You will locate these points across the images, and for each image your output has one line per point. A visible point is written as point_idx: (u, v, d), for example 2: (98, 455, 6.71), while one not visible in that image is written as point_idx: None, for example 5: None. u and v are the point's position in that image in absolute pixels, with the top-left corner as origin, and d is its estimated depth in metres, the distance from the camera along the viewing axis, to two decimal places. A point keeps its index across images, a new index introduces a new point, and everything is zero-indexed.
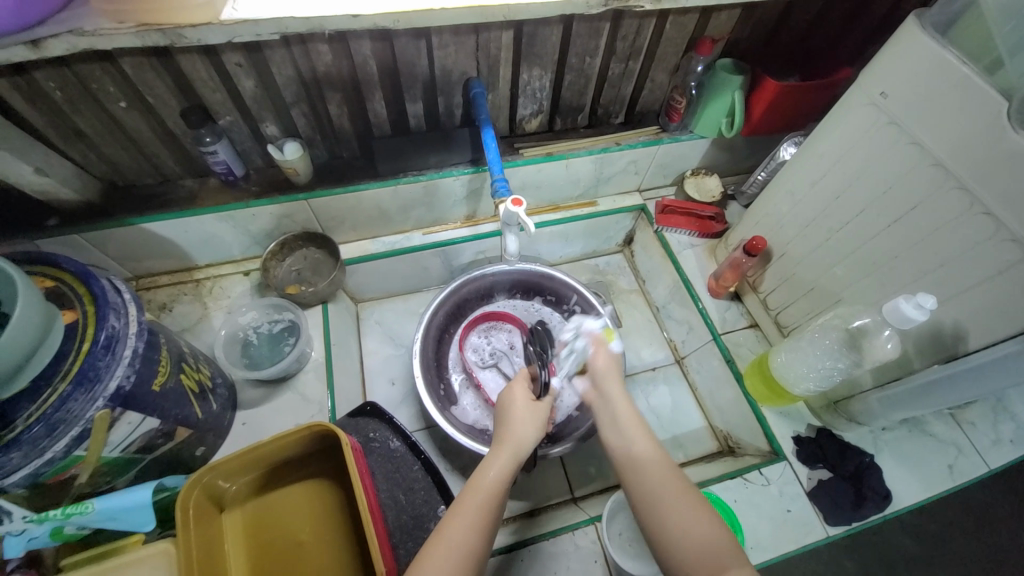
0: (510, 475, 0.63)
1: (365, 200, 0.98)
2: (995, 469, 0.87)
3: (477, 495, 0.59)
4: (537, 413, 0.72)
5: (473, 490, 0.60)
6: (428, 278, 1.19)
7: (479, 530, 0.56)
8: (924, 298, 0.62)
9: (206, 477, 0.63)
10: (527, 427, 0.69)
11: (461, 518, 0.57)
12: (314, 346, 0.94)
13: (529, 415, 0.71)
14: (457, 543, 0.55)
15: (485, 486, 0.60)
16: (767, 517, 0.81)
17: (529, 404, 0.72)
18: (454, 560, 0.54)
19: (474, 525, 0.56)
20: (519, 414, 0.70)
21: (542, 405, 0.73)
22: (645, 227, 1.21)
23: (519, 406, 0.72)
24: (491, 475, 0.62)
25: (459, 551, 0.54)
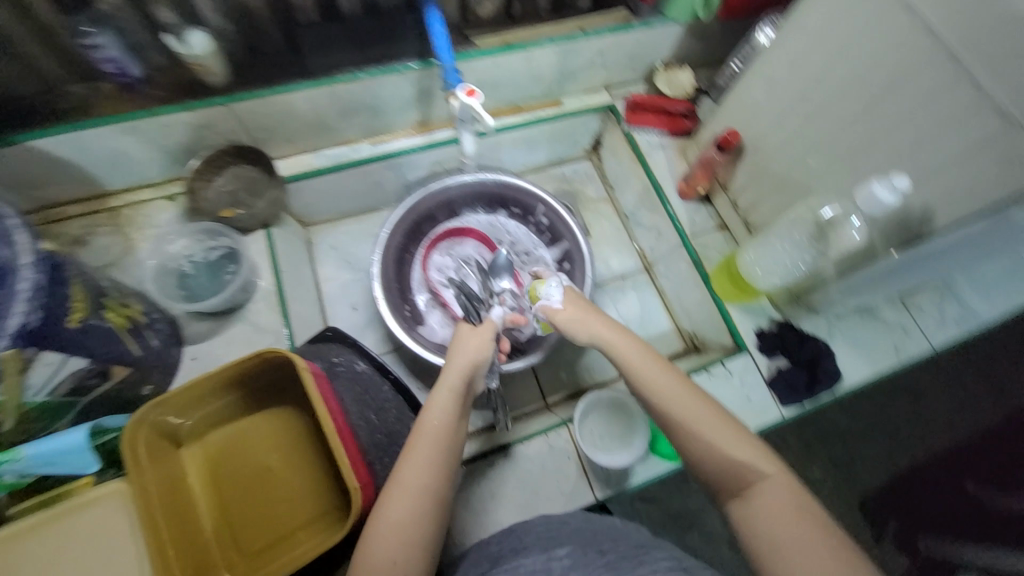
0: (459, 404, 0.64)
1: (298, 105, 0.85)
2: (935, 348, 0.92)
3: (428, 434, 0.60)
4: (483, 335, 0.70)
5: (423, 432, 0.60)
6: (383, 196, 1.09)
7: (431, 467, 0.58)
8: (898, 179, 0.60)
9: (152, 415, 0.58)
10: (470, 356, 0.67)
11: (412, 460, 0.58)
12: (261, 274, 0.86)
13: (472, 342, 0.69)
14: (413, 485, 0.56)
15: (432, 425, 0.61)
16: (729, 405, 0.86)
17: (469, 331, 0.71)
18: (412, 499, 0.56)
19: (425, 464, 0.58)
20: (462, 345, 0.69)
21: (485, 327, 0.71)
22: (614, 129, 1.12)
23: (460, 336, 0.70)
24: (438, 412, 0.62)
25: (417, 490, 0.56)
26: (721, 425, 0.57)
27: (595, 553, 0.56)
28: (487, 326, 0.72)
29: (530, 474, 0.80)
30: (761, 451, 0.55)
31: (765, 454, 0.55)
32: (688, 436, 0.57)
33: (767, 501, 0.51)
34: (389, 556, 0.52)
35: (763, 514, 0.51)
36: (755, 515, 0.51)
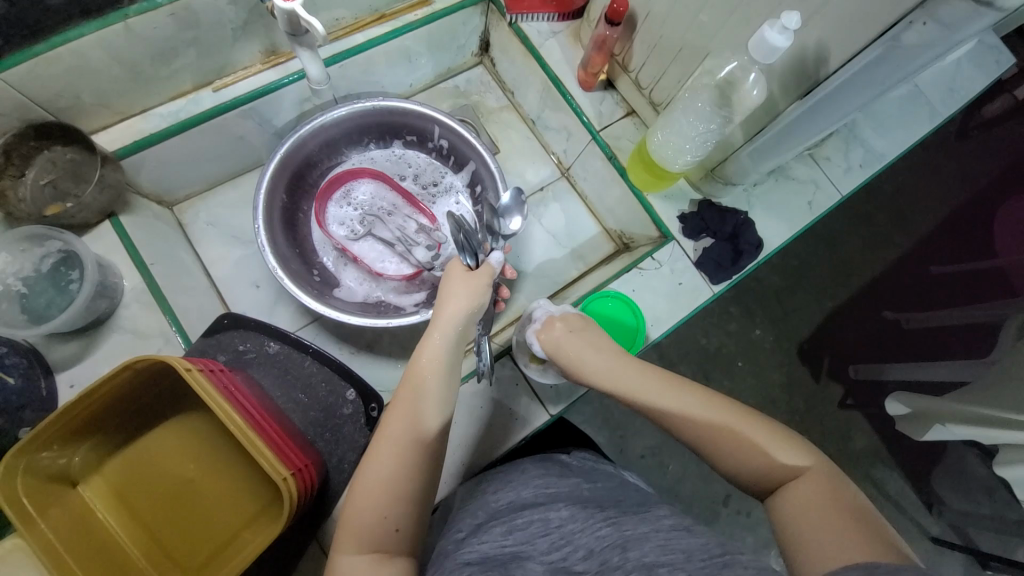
0: (451, 350, 0.59)
1: (91, 54, 0.67)
2: (845, 194, 0.95)
3: (416, 381, 0.56)
4: (481, 279, 0.64)
5: (411, 381, 0.56)
6: (252, 152, 0.93)
7: (420, 423, 0.53)
8: (788, 18, 0.54)
9: (26, 461, 0.50)
10: (464, 301, 0.62)
11: (400, 411, 0.54)
12: (123, 272, 0.73)
13: (467, 286, 0.63)
14: (397, 435, 0.52)
15: (420, 372, 0.57)
16: (662, 295, 0.86)
17: (463, 277, 0.64)
18: (399, 451, 0.51)
19: (414, 420, 0.53)
20: (453, 289, 0.63)
21: (482, 273, 0.65)
22: (498, 22, 0.99)
23: (452, 280, 0.64)
24: (427, 359, 0.58)
25: (403, 442, 0.52)
26: (685, 389, 0.54)
27: (595, 509, 0.59)
28: (484, 271, 0.65)
29: (483, 412, 0.78)
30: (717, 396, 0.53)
31: (722, 397, 0.53)
32: (658, 415, 0.54)
33: (745, 446, 0.50)
34: (379, 510, 0.49)
35: (751, 460, 0.49)
36: (745, 462, 0.49)
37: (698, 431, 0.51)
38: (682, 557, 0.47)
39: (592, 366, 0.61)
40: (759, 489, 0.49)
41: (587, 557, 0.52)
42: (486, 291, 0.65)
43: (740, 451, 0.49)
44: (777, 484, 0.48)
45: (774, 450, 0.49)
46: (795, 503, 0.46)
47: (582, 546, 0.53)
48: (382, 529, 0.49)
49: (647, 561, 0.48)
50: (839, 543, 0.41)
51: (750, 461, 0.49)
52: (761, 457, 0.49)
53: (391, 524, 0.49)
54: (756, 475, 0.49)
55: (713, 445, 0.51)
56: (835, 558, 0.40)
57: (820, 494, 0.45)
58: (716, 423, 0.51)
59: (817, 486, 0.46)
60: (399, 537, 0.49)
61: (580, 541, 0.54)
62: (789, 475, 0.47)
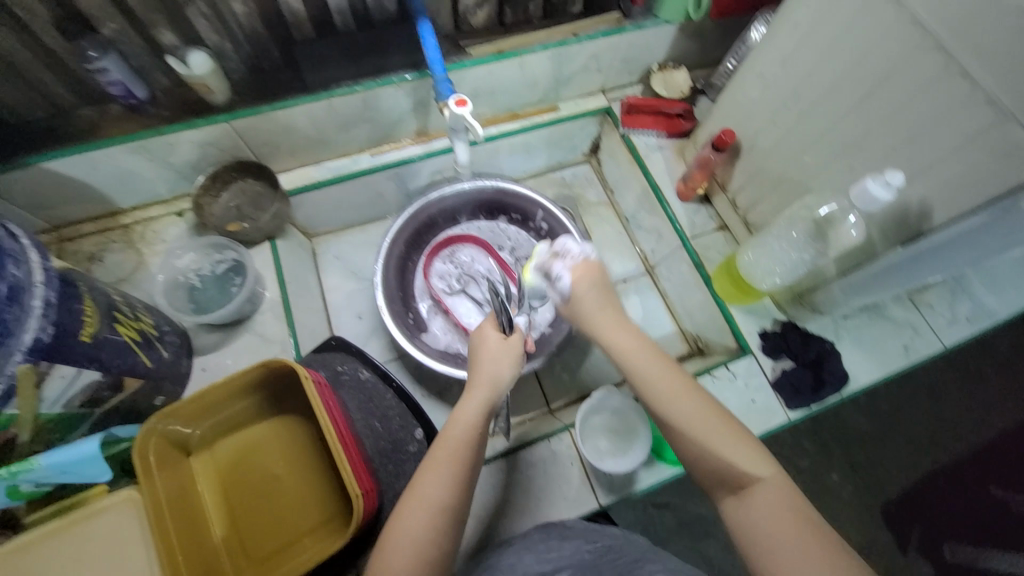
0: (483, 416, 0.63)
1: (298, 119, 0.87)
2: (948, 345, 0.91)
3: (446, 447, 0.59)
4: (510, 349, 0.68)
5: (443, 445, 0.59)
6: (385, 205, 1.11)
7: (450, 486, 0.57)
8: (891, 175, 0.59)
9: (163, 425, 0.61)
10: (495, 369, 0.66)
11: (433, 473, 0.57)
12: (267, 284, 0.88)
13: (501, 355, 0.67)
14: (429, 498, 0.56)
15: (453, 439, 0.60)
16: (732, 408, 0.85)
17: (499, 343, 0.68)
18: (430, 515, 0.55)
19: (445, 482, 0.57)
20: (489, 355, 0.68)
21: (513, 339, 0.68)
22: (611, 132, 1.13)
23: (488, 346, 0.68)
24: (460, 425, 0.61)
25: (434, 505, 0.56)
26: (670, 371, 0.59)
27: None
28: (513, 339, 0.69)
29: (533, 481, 0.80)
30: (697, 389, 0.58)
31: (702, 392, 0.57)
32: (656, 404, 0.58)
33: (714, 435, 0.54)
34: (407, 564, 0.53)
35: (716, 451, 0.53)
36: (709, 452, 0.54)
37: (678, 412, 0.56)
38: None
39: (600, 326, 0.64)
40: (719, 489, 0.54)
41: None
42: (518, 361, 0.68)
43: (710, 440, 0.54)
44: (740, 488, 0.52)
45: (735, 446, 0.53)
46: (752, 509, 0.50)
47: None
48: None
49: None
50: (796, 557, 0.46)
51: (718, 456, 0.53)
52: (727, 457, 0.53)
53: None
54: (722, 475, 0.53)
55: (689, 437, 0.55)
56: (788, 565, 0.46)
57: (780, 498, 0.50)
58: (697, 420, 0.55)
59: (775, 492, 0.51)
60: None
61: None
62: (756, 485, 0.51)
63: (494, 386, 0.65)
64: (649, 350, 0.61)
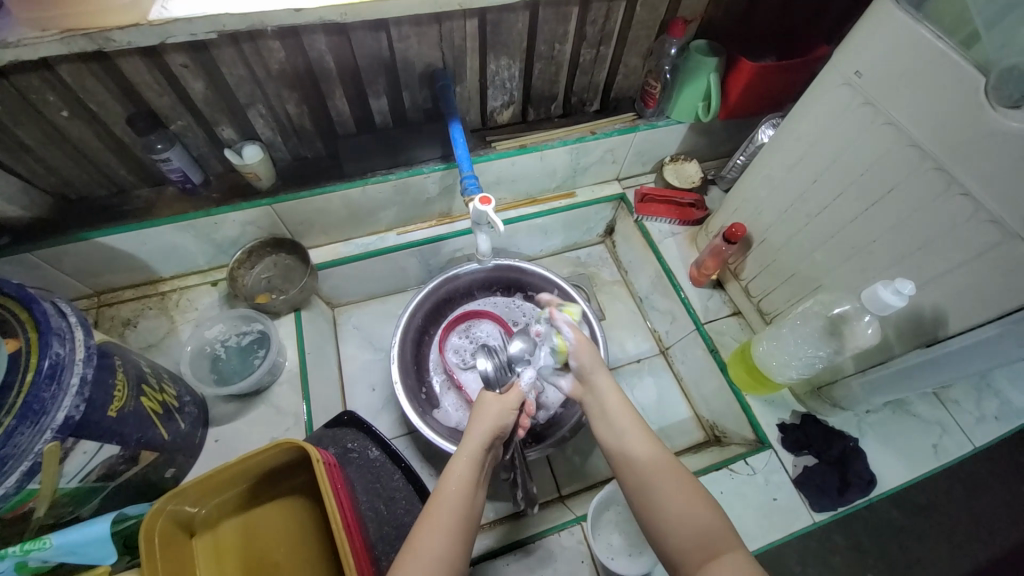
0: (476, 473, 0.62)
1: (333, 202, 0.94)
2: (980, 446, 0.87)
3: (444, 503, 0.58)
4: (502, 403, 0.70)
5: (440, 499, 0.58)
6: (406, 278, 1.15)
7: (448, 543, 0.55)
8: (902, 284, 0.61)
9: (171, 503, 0.61)
10: (486, 422, 0.67)
11: (430, 529, 0.55)
12: (287, 355, 0.91)
13: (494, 407, 0.69)
14: (426, 553, 0.53)
15: (450, 494, 0.58)
16: (753, 508, 0.81)
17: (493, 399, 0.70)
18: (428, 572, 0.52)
19: (442, 539, 0.55)
20: (481, 412, 0.69)
21: (508, 394, 0.71)
22: (626, 216, 1.18)
23: (481, 403, 0.70)
24: (456, 477, 0.60)
25: (432, 562, 0.53)
26: (645, 434, 0.64)
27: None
28: (512, 394, 0.72)
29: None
30: (670, 457, 0.61)
31: (673, 459, 0.61)
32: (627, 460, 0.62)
33: (682, 501, 0.56)
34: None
35: (682, 517, 0.55)
36: (675, 520, 0.55)
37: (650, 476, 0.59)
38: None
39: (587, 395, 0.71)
40: (687, 560, 0.52)
41: None
42: (513, 411, 0.71)
43: (678, 505, 0.56)
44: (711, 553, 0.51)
45: (699, 511, 0.55)
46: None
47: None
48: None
49: None
50: None
51: (684, 522, 0.55)
52: (693, 524, 0.54)
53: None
54: (688, 543, 0.53)
55: (657, 504, 0.57)
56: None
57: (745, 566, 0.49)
58: (666, 487, 0.57)
59: (742, 560, 0.50)
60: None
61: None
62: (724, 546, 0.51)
63: (489, 442, 0.65)
64: (627, 409, 0.67)
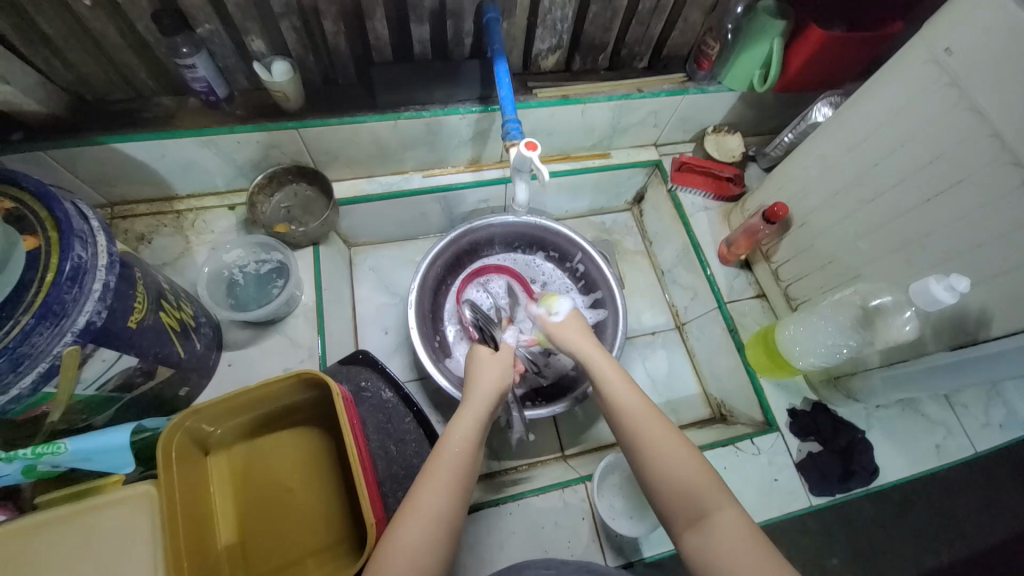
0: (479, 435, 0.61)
1: (361, 134, 0.89)
2: (981, 451, 0.88)
3: (444, 462, 0.57)
4: (500, 366, 0.69)
5: (443, 455, 0.57)
6: (427, 225, 1.12)
7: (449, 495, 0.55)
8: (957, 280, 0.59)
9: (189, 421, 0.60)
10: (490, 380, 0.67)
11: (431, 484, 0.55)
12: (304, 289, 0.89)
13: (495, 367, 0.69)
14: (427, 508, 0.53)
15: (456, 451, 0.58)
16: (754, 485, 0.82)
17: (491, 358, 0.70)
18: (429, 527, 0.52)
19: (445, 491, 0.55)
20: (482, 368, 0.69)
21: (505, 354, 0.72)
22: (658, 184, 1.14)
23: (481, 362, 0.70)
24: (461, 438, 0.59)
25: (435, 511, 0.53)
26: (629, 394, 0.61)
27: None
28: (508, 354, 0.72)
29: (541, 529, 0.77)
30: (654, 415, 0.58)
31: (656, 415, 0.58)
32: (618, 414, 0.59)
33: (672, 455, 0.54)
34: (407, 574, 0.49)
35: (669, 475, 0.53)
36: (662, 481, 0.53)
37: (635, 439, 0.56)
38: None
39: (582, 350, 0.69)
40: (676, 518, 0.52)
41: None
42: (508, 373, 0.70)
43: (668, 461, 0.54)
44: (701, 513, 0.50)
45: (688, 467, 0.53)
46: (708, 539, 0.49)
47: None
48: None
49: None
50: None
51: (673, 479, 0.53)
52: (679, 476, 0.53)
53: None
54: (674, 500, 0.52)
55: (643, 468, 0.55)
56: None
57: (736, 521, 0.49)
58: (656, 444, 0.55)
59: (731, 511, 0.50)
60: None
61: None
62: (716, 505, 0.50)
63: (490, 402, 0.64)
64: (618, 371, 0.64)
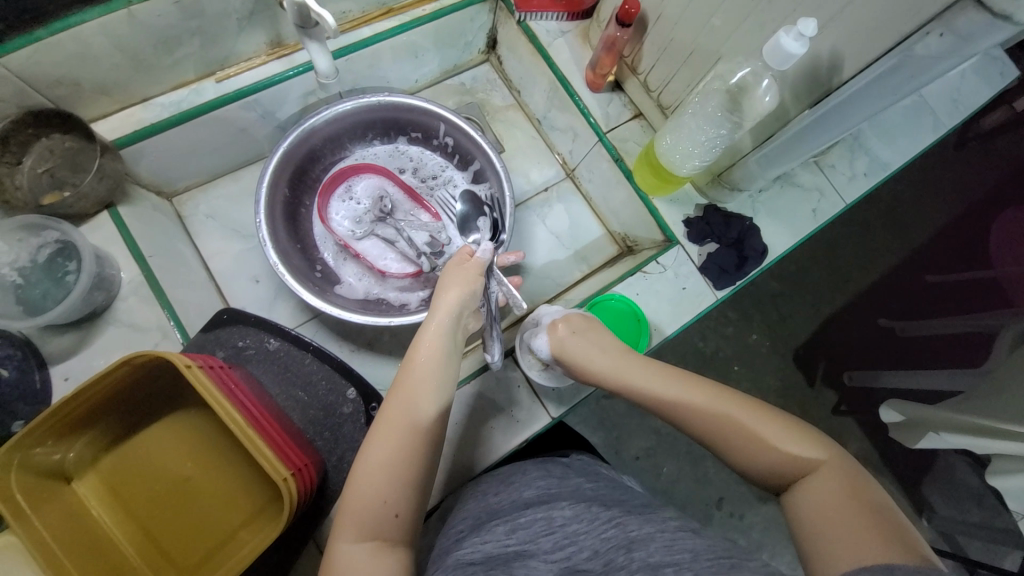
0: (448, 341, 0.57)
1: (91, 40, 0.65)
2: (850, 203, 0.94)
3: (416, 370, 0.55)
4: (477, 271, 0.62)
5: (406, 371, 0.55)
6: (254, 144, 0.92)
7: (415, 409, 0.53)
8: (805, 25, 0.54)
9: (21, 457, 0.49)
10: (460, 290, 0.60)
11: (398, 398, 0.53)
12: (121, 265, 0.72)
13: (457, 280, 0.61)
14: (400, 421, 0.52)
15: (419, 363, 0.55)
16: (666, 300, 0.85)
17: (457, 269, 0.62)
18: (395, 440, 0.51)
19: (408, 405, 0.53)
20: (447, 278, 0.61)
21: (471, 267, 0.62)
22: (506, 19, 0.98)
23: (446, 273, 0.62)
24: (425, 347, 0.56)
25: (399, 431, 0.52)
26: (684, 376, 0.58)
27: (599, 508, 0.59)
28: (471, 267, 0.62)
29: (484, 412, 0.77)
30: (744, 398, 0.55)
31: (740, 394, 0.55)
32: (663, 404, 0.58)
33: (761, 433, 0.52)
34: (379, 497, 0.49)
35: (759, 449, 0.51)
36: (752, 454, 0.51)
37: (700, 420, 0.55)
38: (689, 557, 0.47)
39: (600, 365, 0.64)
40: (773, 482, 0.51)
41: (592, 557, 0.52)
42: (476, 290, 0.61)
43: (761, 438, 0.51)
44: (795, 478, 0.49)
45: (781, 441, 0.51)
46: (813, 494, 0.47)
47: (587, 546, 0.53)
48: (382, 514, 0.49)
49: (652, 561, 0.48)
50: (851, 545, 0.42)
51: (767, 456, 0.51)
52: (780, 453, 0.50)
53: (391, 510, 0.49)
54: (770, 468, 0.51)
55: (728, 447, 0.53)
56: (851, 559, 0.41)
57: (838, 483, 0.47)
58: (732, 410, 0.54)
59: (829, 479, 0.47)
60: (399, 523, 0.49)
61: (585, 542, 0.54)
62: (811, 471, 0.49)
63: (453, 315, 0.58)
64: (674, 381, 0.59)
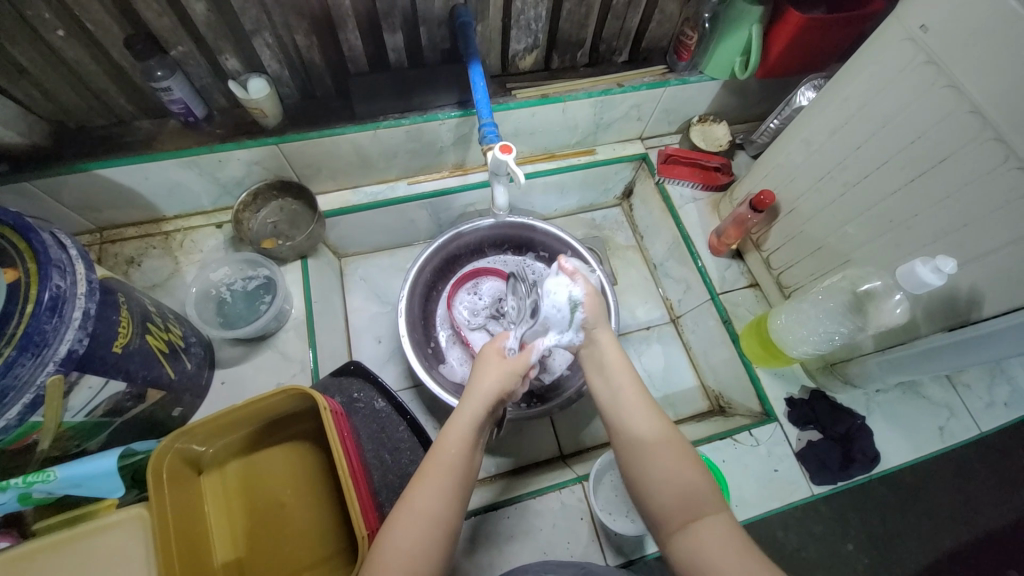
0: (476, 432, 0.59)
1: (342, 145, 0.89)
2: (986, 431, 0.86)
3: (441, 459, 0.56)
4: (514, 367, 0.65)
5: (436, 457, 0.56)
6: (416, 232, 1.12)
7: (446, 501, 0.54)
8: (944, 262, 0.58)
9: (178, 443, 0.60)
10: (492, 382, 0.63)
11: (425, 485, 0.55)
12: (294, 303, 0.90)
13: (499, 369, 0.64)
14: (424, 513, 0.53)
15: (448, 452, 0.57)
16: (754, 478, 0.81)
17: (496, 359, 0.65)
18: (423, 531, 0.52)
19: (441, 496, 0.54)
20: (486, 369, 0.64)
21: (515, 360, 0.65)
22: (646, 178, 1.12)
23: (484, 361, 0.66)
24: (456, 437, 0.58)
25: (425, 520, 0.53)
26: (639, 398, 0.59)
27: None
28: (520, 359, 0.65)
29: (538, 532, 0.77)
30: (662, 419, 0.58)
31: (670, 431, 0.57)
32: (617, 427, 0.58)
33: (676, 468, 0.53)
34: None
35: (666, 477, 0.53)
36: (660, 481, 0.53)
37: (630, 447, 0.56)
38: None
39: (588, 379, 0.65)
40: (667, 522, 0.51)
41: None
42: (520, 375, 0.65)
43: (673, 471, 0.53)
44: (692, 518, 0.50)
45: (685, 477, 0.53)
46: (703, 540, 0.49)
47: None
48: None
49: None
50: None
51: (667, 486, 0.53)
52: (677, 487, 0.52)
53: None
54: (669, 507, 0.52)
55: (644, 474, 0.54)
56: None
57: (725, 536, 0.49)
58: (653, 448, 0.55)
59: (726, 524, 0.50)
60: None
61: None
62: (709, 512, 0.51)
63: (491, 400, 0.62)
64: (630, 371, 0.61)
